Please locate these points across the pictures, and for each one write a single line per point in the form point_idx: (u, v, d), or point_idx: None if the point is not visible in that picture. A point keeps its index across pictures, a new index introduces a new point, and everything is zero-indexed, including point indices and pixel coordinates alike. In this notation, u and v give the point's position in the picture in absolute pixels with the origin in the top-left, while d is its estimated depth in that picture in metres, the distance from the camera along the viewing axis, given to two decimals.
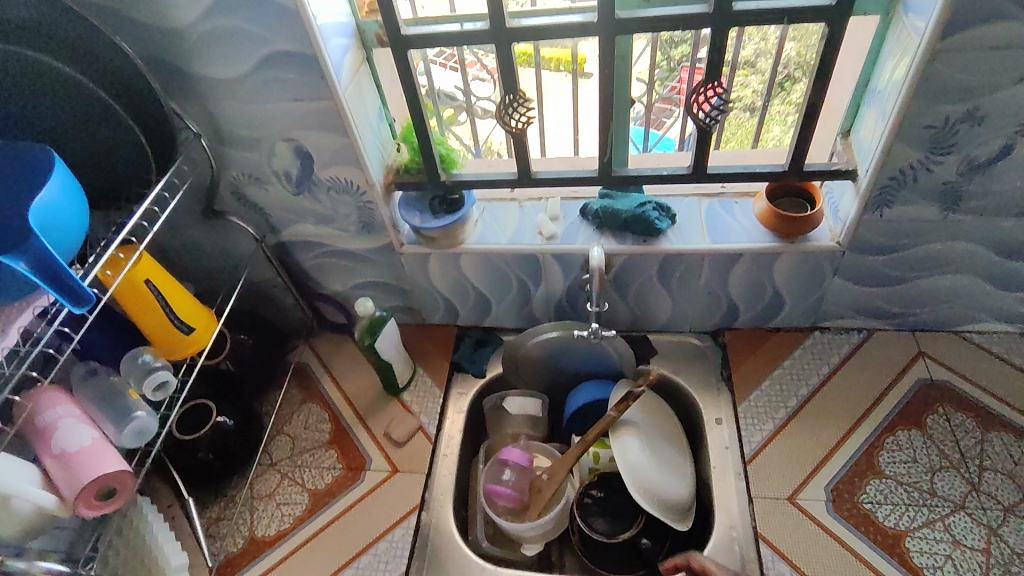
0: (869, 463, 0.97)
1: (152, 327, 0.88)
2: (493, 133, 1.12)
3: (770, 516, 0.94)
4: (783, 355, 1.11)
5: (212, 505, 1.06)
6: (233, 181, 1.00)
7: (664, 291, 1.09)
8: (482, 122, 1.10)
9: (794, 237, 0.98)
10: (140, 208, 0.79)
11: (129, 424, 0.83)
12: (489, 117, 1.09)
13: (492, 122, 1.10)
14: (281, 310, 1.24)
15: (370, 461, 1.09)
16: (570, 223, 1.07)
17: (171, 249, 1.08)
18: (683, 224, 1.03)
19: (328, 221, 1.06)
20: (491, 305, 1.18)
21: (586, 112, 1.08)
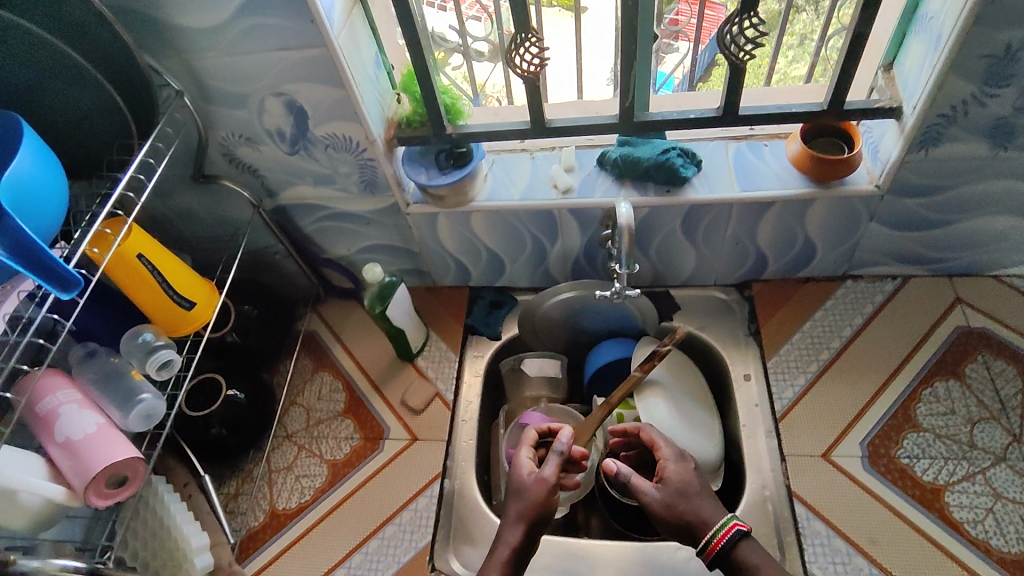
0: (905, 416, 0.94)
1: (151, 307, 0.82)
2: (492, 75, 1.05)
3: (803, 473, 0.91)
4: (813, 307, 1.06)
5: (230, 478, 1.04)
6: (223, 143, 0.93)
7: (688, 244, 1.03)
8: (479, 65, 1.03)
9: (830, 182, 0.91)
10: (125, 178, 0.72)
11: (135, 408, 0.78)
12: (484, 60, 1.02)
13: (490, 65, 1.03)
14: (287, 278, 1.19)
15: (388, 429, 1.06)
16: (587, 174, 1.01)
17: (165, 217, 1.02)
18: (710, 171, 0.96)
19: (329, 183, 0.99)
20: (504, 265, 1.13)
21: (589, 50, 1.00)
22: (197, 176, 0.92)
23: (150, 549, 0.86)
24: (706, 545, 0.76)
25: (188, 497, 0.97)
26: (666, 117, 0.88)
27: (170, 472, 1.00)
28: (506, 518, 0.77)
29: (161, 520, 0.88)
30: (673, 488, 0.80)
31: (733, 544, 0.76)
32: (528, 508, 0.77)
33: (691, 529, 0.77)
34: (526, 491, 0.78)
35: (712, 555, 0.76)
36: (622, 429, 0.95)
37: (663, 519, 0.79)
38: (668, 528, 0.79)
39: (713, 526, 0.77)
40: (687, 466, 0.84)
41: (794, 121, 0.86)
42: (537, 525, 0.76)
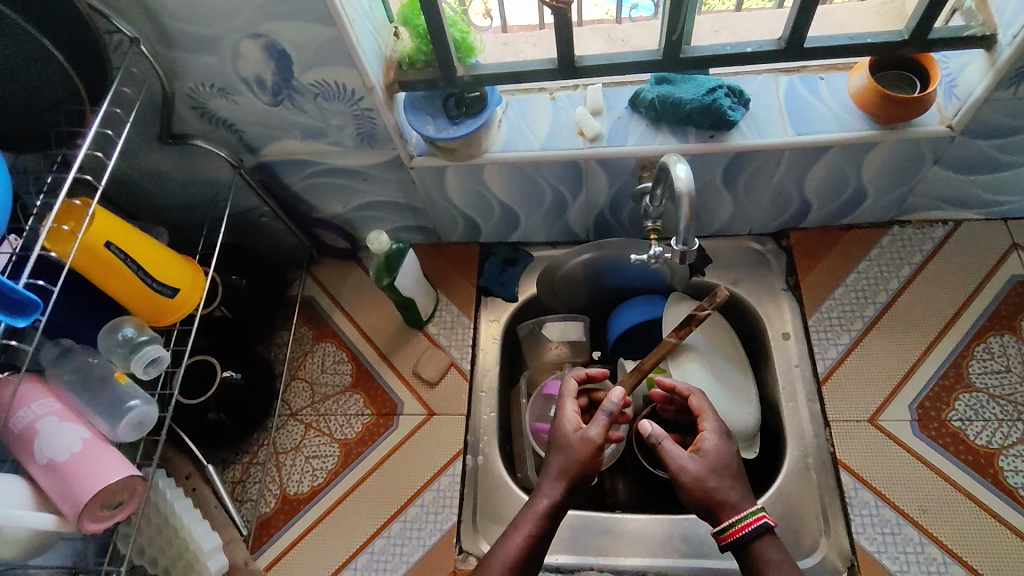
0: (958, 376, 0.88)
1: (128, 297, 0.71)
2: None
3: (849, 441, 0.86)
4: (857, 257, 0.98)
5: (237, 458, 0.97)
6: (192, 94, 0.78)
7: (726, 194, 0.93)
8: None
9: (896, 123, 0.80)
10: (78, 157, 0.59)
11: (125, 417, 0.69)
12: None
13: None
14: (275, 239, 1.07)
15: (401, 404, 0.99)
16: (617, 116, 0.88)
17: (131, 179, 0.89)
18: (759, 111, 0.84)
19: (319, 135, 0.85)
20: (519, 219, 1.02)
21: None
22: (165, 135, 0.78)
23: (157, 546, 0.82)
24: (725, 529, 0.70)
25: (192, 490, 0.90)
26: (715, 51, 0.75)
27: (169, 463, 0.91)
28: (548, 470, 0.73)
29: (169, 519, 0.83)
30: (707, 464, 0.73)
31: (756, 536, 0.69)
32: (571, 466, 0.71)
33: (714, 510, 0.71)
34: (574, 445, 0.73)
35: (728, 540, 0.69)
36: (671, 384, 0.85)
37: (687, 496, 0.72)
38: (691, 506, 0.73)
39: (740, 513, 0.70)
40: (729, 445, 0.75)
41: (866, 53, 0.74)
42: (578, 483, 0.71)
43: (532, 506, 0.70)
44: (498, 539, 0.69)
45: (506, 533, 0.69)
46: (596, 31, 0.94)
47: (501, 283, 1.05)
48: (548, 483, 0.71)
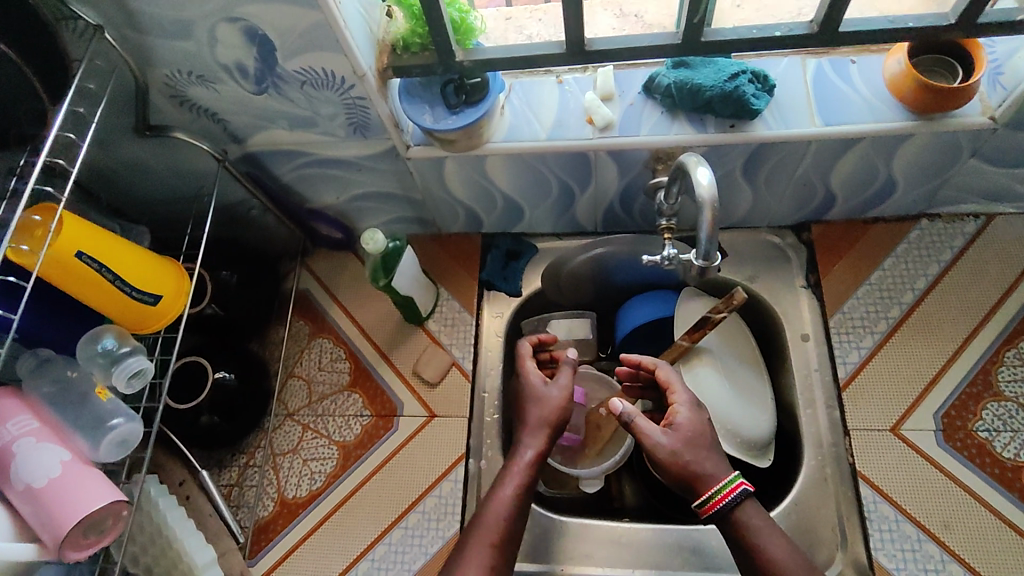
0: (986, 383, 0.83)
1: (104, 306, 0.67)
2: None
3: (870, 451, 0.82)
4: (883, 253, 0.92)
5: (234, 459, 0.93)
6: (169, 82, 0.72)
7: (745, 185, 0.86)
8: None
9: (934, 113, 0.74)
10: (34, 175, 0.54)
11: (108, 436, 0.65)
12: None
13: None
14: (267, 230, 1.02)
15: (401, 405, 0.95)
16: (630, 103, 0.81)
17: (110, 171, 0.83)
18: (784, 98, 0.78)
19: (308, 125, 0.79)
20: (523, 211, 0.97)
21: None
22: (141, 128, 0.73)
23: (152, 555, 0.79)
24: (704, 501, 0.70)
25: (186, 497, 0.87)
26: (739, 35, 0.68)
27: (162, 469, 0.89)
28: (526, 424, 0.78)
29: (161, 529, 0.80)
30: (682, 437, 0.72)
31: (735, 505, 0.69)
32: (549, 416, 0.78)
33: (692, 484, 0.70)
34: (546, 399, 0.79)
35: (710, 511, 0.70)
36: (636, 361, 0.84)
37: (664, 471, 0.72)
38: (670, 481, 0.72)
39: (716, 484, 0.70)
40: (701, 415, 0.75)
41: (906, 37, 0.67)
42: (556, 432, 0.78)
43: (516, 459, 0.75)
44: (489, 492, 0.72)
45: (496, 486, 0.72)
46: (607, 3, 0.87)
47: (504, 277, 1.00)
48: (528, 437, 0.77)
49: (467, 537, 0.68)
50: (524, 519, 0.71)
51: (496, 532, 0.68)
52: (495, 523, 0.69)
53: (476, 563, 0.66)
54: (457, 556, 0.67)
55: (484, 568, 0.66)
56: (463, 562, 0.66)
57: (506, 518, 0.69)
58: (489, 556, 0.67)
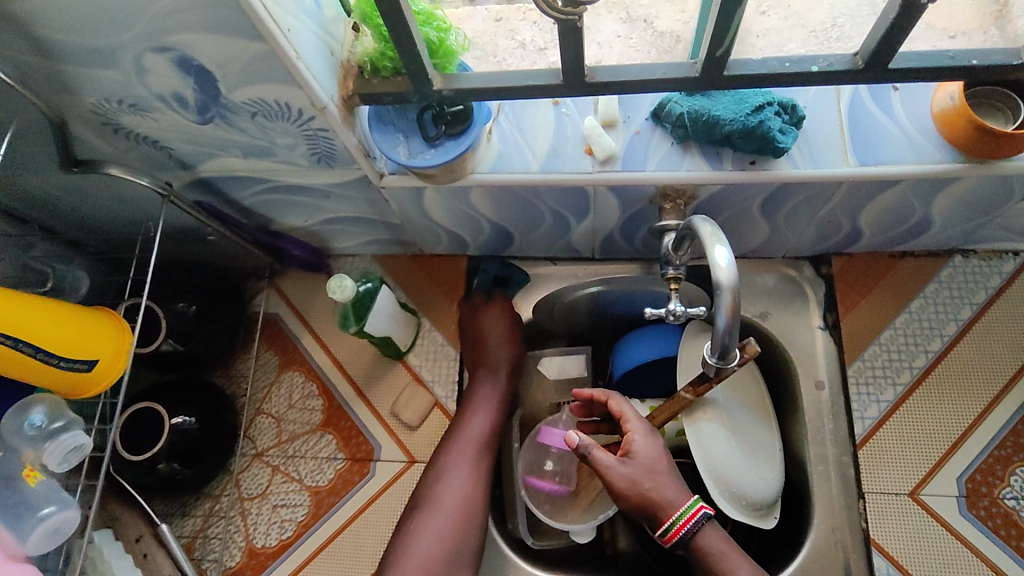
0: (1015, 446, 0.77)
1: (34, 380, 0.60)
2: None
3: (886, 517, 0.76)
4: (910, 293, 0.83)
5: (197, 504, 0.87)
6: (97, 110, 0.62)
7: (762, 220, 0.77)
8: None
9: (989, 157, 0.64)
10: None
11: (38, 528, 0.58)
12: None
13: None
14: (228, 249, 0.92)
15: (379, 449, 0.88)
16: (635, 131, 0.71)
17: (45, 195, 0.73)
18: (814, 132, 0.68)
19: (265, 154, 0.69)
20: (513, 236, 0.87)
21: None
22: (68, 163, 0.63)
23: None
24: (667, 529, 0.66)
25: (144, 555, 0.79)
26: (769, 68, 0.57)
27: (120, 522, 0.81)
28: (494, 349, 0.84)
29: None
30: (641, 465, 0.67)
31: (697, 529, 0.66)
32: (509, 343, 0.85)
33: (653, 513, 0.66)
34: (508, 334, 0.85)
35: (673, 540, 0.66)
36: (587, 395, 0.73)
37: (621, 502, 0.67)
38: (627, 510, 0.68)
39: (677, 510, 0.66)
40: (657, 441, 0.69)
41: (967, 76, 0.57)
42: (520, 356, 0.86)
43: (488, 383, 0.83)
44: (467, 413, 0.80)
45: (473, 408, 0.81)
46: (611, 5, 0.74)
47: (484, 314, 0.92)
48: (496, 362, 0.84)
49: (451, 451, 0.77)
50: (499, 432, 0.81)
51: (480, 442, 0.78)
52: (475, 440, 0.78)
53: (468, 469, 0.76)
54: (445, 467, 0.76)
55: (475, 471, 0.76)
56: (451, 472, 0.76)
57: (485, 436, 0.79)
58: (478, 462, 0.77)
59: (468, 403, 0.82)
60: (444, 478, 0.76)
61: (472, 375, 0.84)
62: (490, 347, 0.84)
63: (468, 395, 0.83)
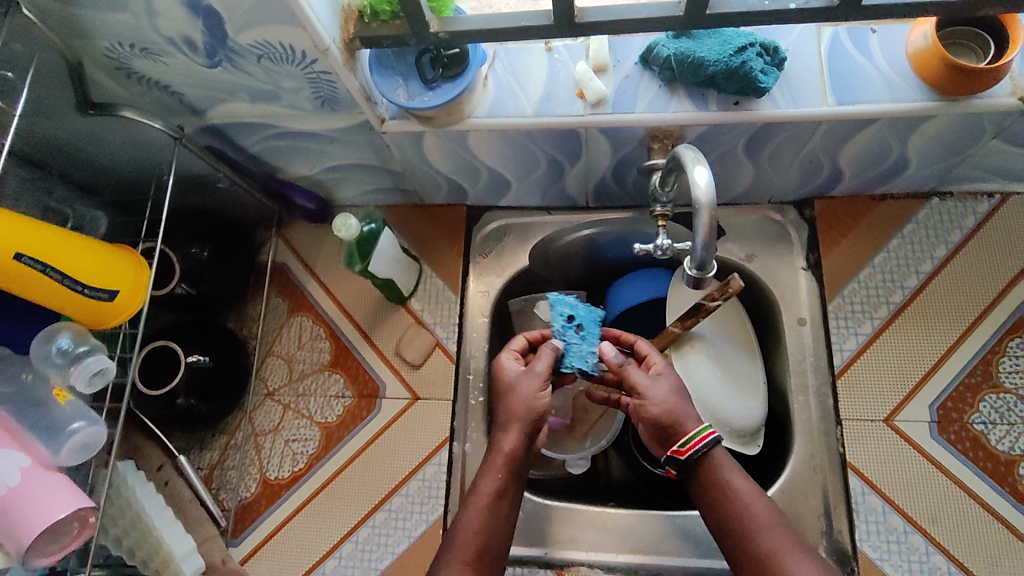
0: (985, 374, 0.80)
1: (60, 307, 0.64)
2: None
3: (862, 441, 0.80)
4: (888, 234, 0.87)
5: (214, 439, 0.93)
6: (112, 54, 0.65)
7: (747, 162, 0.80)
8: None
9: (959, 95, 0.67)
10: None
11: (69, 440, 0.63)
12: None
13: None
14: (237, 200, 0.96)
15: (384, 386, 0.93)
16: (625, 75, 0.74)
17: (62, 142, 0.77)
18: (794, 72, 0.71)
19: (271, 99, 0.72)
20: (509, 183, 0.91)
21: None
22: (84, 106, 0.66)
23: (133, 539, 0.79)
24: (681, 445, 0.67)
25: (165, 482, 0.85)
26: (748, 6, 0.60)
27: (140, 453, 0.86)
28: (498, 421, 0.71)
29: (138, 517, 0.79)
30: (669, 382, 0.71)
31: (710, 449, 0.67)
32: (519, 408, 0.70)
33: (675, 423, 0.68)
34: (519, 392, 0.71)
35: (688, 451, 0.66)
36: (616, 333, 0.80)
37: (645, 418, 0.70)
38: (651, 432, 0.70)
39: (691, 429, 0.68)
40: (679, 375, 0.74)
41: (935, 12, 0.60)
42: (523, 431, 0.69)
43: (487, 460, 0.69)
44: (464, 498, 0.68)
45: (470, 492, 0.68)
46: None
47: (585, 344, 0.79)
48: (500, 434, 0.70)
49: (438, 558, 0.64)
50: (496, 538, 0.65)
51: (469, 549, 0.63)
52: (467, 543, 0.63)
53: None
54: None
55: None
56: None
57: (478, 537, 0.64)
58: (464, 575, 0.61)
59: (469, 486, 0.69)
60: None
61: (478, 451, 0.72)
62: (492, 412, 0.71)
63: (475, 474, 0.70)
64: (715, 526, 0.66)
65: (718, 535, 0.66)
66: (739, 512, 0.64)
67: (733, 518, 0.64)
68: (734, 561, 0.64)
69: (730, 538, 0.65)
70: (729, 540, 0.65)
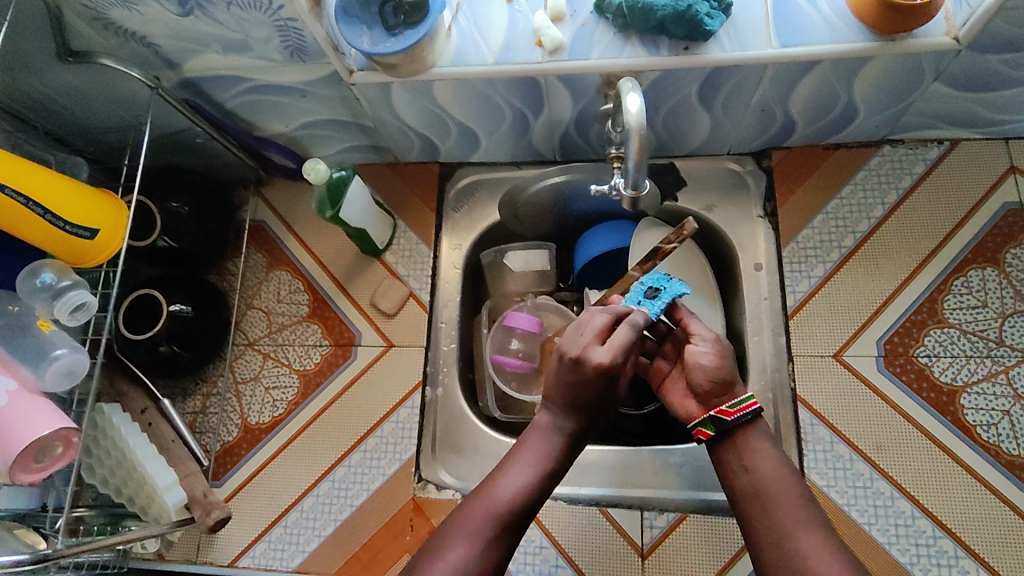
0: (931, 311, 0.84)
1: (42, 241, 0.68)
2: None
3: (812, 376, 0.84)
4: (841, 181, 0.91)
5: (197, 387, 0.97)
6: (87, 3, 0.69)
7: (702, 110, 0.84)
8: None
9: (896, 34, 0.70)
10: None
11: (53, 366, 0.66)
12: None
13: None
14: (218, 158, 1.00)
15: (359, 335, 0.97)
16: (581, 24, 0.77)
17: (45, 96, 0.81)
18: (741, 17, 0.74)
19: (242, 49, 0.76)
20: (478, 138, 0.94)
21: None
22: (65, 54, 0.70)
23: (119, 478, 0.83)
24: (730, 405, 0.69)
25: (148, 424, 0.88)
26: None
27: (123, 398, 0.88)
28: (568, 403, 0.68)
29: (123, 456, 0.83)
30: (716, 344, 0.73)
31: (752, 419, 0.69)
32: (590, 402, 0.67)
33: (727, 385, 0.71)
34: (596, 390, 0.67)
35: (733, 412, 0.69)
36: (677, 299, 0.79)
37: (699, 375, 0.72)
38: (701, 393, 0.72)
39: (735, 397, 0.70)
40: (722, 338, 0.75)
41: None
42: (582, 425, 0.68)
43: (544, 435, 0.69)
44: (509, 463, 0.67)
45: (518, 459, 0.67)
46: None
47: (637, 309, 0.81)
48: (566, 415, 0.69)
49: (469, 507, 0.64)
50: (533, 509, 0.65)
51: (508, 512, 0.63)
52: (501, 505, 0.63)
53: (480, 539, 0.62)
54: (453, 527, 0.63)
55: (486, 547, 0.61)
56: (463, 530, 0.62)
57: (520, 505, 0.64)
58: (494, 533, 0.62)
59: (515, 451, 0.69)
60: (448, 539, 0.62)
61: (533, 420, 0.71)
62: (567, 392, 0.68)
63: (519, 441, 0.70)
64: (739, 491, 0.66)
65: (735, 499, 0.67)
66: (772, 480, 0.65)
67: (763, 484, 0.65)
68: (748, 523, 0.65)
69: (751, 504, 0.65)
70: (751, 507, 0.65)
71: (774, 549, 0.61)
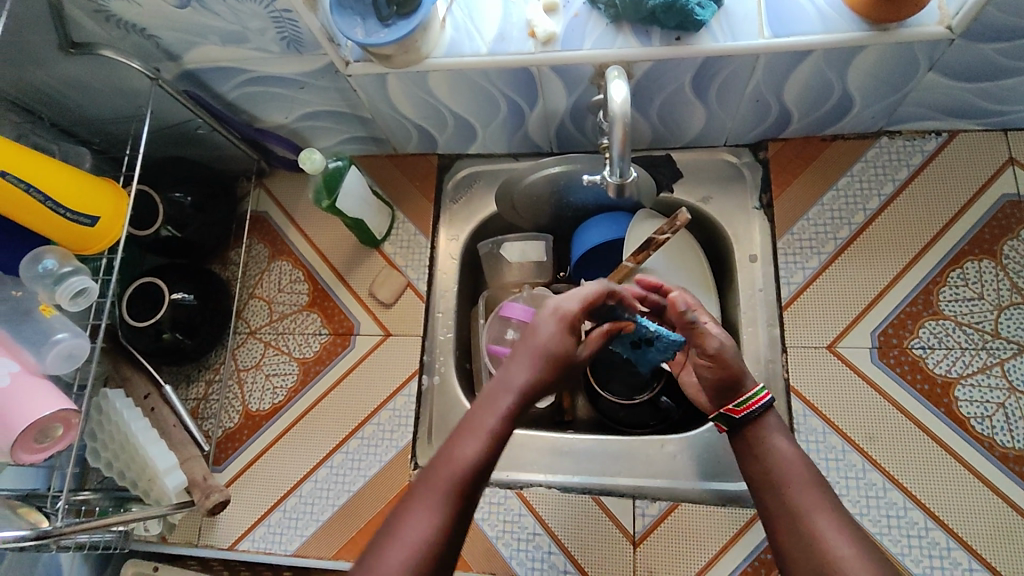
0: (926, 302, 0.83)
1: (45, 227, 0.71)
2: None
3: (806, 367, 0.84)
4: (838, 172, 0.90)
5: (200, 374, 0.99)
6: None
7: (696, 101, 0.84)
8: None
9: (888, 23, 0.70)
10: None
11: (54, 349, 0.68)
12: None
13: None
14: (221, 150, 1.02)
15: (359, 324, 0.98)
16: (574, 15, 0.78)
17: (51, 88, 0.83)
18: (734, 7, 0.74)
19: (239, 41, 0.77)
20: (475, 130, 0.95)
21: None
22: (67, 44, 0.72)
23: (122, 461, 0.85)
24: (737, 404, 0.70)
25: (151, 409, 0.90)
26: None
27: (128, 383, 0.91)
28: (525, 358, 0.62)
29: (126, 438, 0.85)
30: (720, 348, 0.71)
31: (763, 411, 0.70)
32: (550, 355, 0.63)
33: (734, 386, 0.71)
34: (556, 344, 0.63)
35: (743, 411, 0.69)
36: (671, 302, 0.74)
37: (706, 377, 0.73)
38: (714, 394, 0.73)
39: (745, 393, 0.70)
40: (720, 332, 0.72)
41: None
42: (540, 376, 0.62)
43: (499, 390, 0.61)
44: (461, 425, 0.60)
45: (470, 421, 0.60)
46: None
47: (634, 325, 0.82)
48: (525, 364, 0.62)
49: (422, 483, 0.57)
50: (490, 472, 0.59)
51: (463, 482, 0.56)
52: (455, 474, 0.56)
53: (432, 515, 0.55)
54: (404, 506, 0.56)
55: (442, 520, 0.55)
56: (415, 507, 0.55)
57: (476, 472, 0.57)
58: (450, 505, 0.56)
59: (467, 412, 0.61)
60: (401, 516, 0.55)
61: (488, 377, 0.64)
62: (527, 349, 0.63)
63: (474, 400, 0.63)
64: (755, 478, 0.66)
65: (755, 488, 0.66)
66: (784, 462, 0.65)
67: (774, 473, 0.65)
68: (768, 512, 0.63)
69: (768, 489, 0.65)
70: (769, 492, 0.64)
71: (795, 531, 0.60)
